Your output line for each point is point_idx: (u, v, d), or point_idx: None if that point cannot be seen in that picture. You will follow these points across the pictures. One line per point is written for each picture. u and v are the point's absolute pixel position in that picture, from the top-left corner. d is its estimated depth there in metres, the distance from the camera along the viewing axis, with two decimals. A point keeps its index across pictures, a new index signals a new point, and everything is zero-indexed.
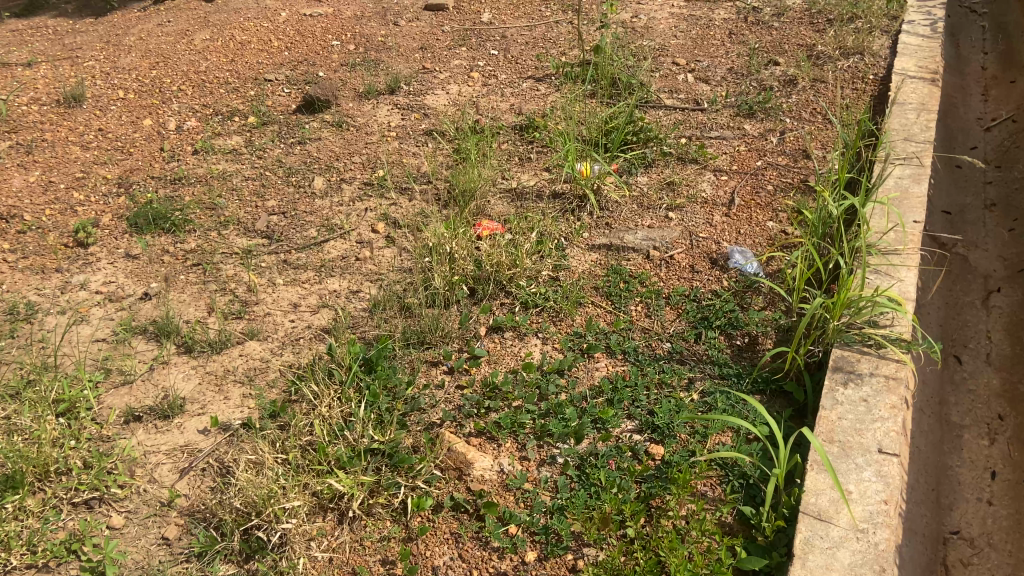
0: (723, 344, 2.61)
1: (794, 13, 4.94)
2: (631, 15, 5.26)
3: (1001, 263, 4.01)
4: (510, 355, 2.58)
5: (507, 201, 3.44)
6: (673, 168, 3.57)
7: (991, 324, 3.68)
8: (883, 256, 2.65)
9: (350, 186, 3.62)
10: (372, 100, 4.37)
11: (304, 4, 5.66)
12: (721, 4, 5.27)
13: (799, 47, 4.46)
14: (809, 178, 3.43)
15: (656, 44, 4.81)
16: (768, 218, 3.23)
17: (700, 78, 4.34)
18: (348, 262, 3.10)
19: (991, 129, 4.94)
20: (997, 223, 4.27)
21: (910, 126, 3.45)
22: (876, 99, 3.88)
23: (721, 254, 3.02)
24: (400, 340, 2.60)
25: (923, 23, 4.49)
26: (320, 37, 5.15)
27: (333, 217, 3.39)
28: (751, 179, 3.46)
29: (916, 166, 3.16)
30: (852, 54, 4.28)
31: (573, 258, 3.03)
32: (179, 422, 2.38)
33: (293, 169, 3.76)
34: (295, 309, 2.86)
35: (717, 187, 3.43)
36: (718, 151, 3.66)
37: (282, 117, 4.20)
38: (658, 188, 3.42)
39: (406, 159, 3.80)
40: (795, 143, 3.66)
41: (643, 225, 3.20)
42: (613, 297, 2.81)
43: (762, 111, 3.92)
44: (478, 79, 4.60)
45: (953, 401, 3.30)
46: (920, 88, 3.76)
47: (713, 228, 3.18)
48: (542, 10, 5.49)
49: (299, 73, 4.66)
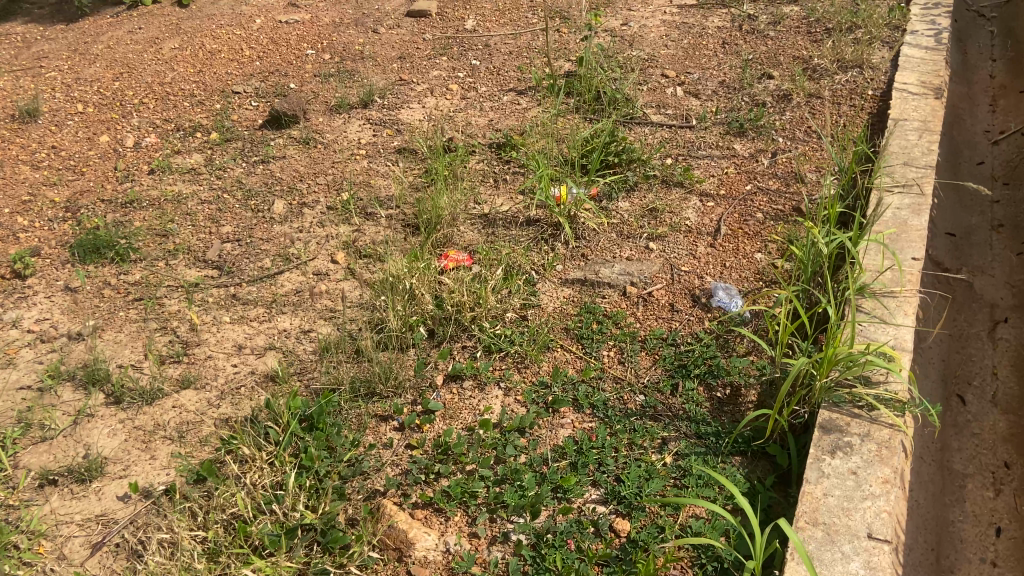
0: (703, 396, 2.37)
1: (791, 21, 4.69)
2: (621, 23, 5.03)
3: (1009, 290, 3.77)
4: (468, 410, 2.34)
5: (478, 228, 3.22)
6: (656, 192, 3.33)
7: (998, 358, 3.44)
8: (877, 300, 2.42)
9: (312, 211, 3.39)
10: (343, 114, 4.15)
11: (281, 10, 5.44)
12: (715, 12, 5.03)
13: (795, 59, 4.22)
14: (801, 204, 3.19)
15: (645, 54, 4.58)
16: (756, 249, 3.00)
17: (690, 92, 4.11)
18: (301, 296, 2.88)
19: (999, 142, 4.70)
20: (1004, 245, 4.03)
21: (910, 148, 3.21)
22: (875, 117, 3.63)
23: (704, 291, 2.78)
24: (347, 392, 2.37)
25: (926, 32, 4.22)
26: (295, 45, 4.93)
27: (291, 245, 3.17)
28: (738, 205, 3.23)
29: (915, 195, 2.92)
30: (850, 67, 4.04)
31: (543, 294, 2.80)
32: (97, 487, 2.19)
33: (252, 190, 3.53)
34: (238, 352, 2.63)
35: (702, 214, 3.19)
36: (705, 174, 3.42)
37: (246, 133, 3.97)
38: (639, 215, 3.19)
39: (374, 180, 3.58)
40: (788, 165, 3.42)
41: (621, 257, 2.97)
42: (584, 341, 2.57)
43: (753, 128, 3.68)
44: (456, 91, 4.38)
45: (955, 446, 3.07)
46: (922, 106, 3.51)
47: (696, 260, 2.95)
48: (528, 17, 5.27)
49: (269, 85, 4.44)
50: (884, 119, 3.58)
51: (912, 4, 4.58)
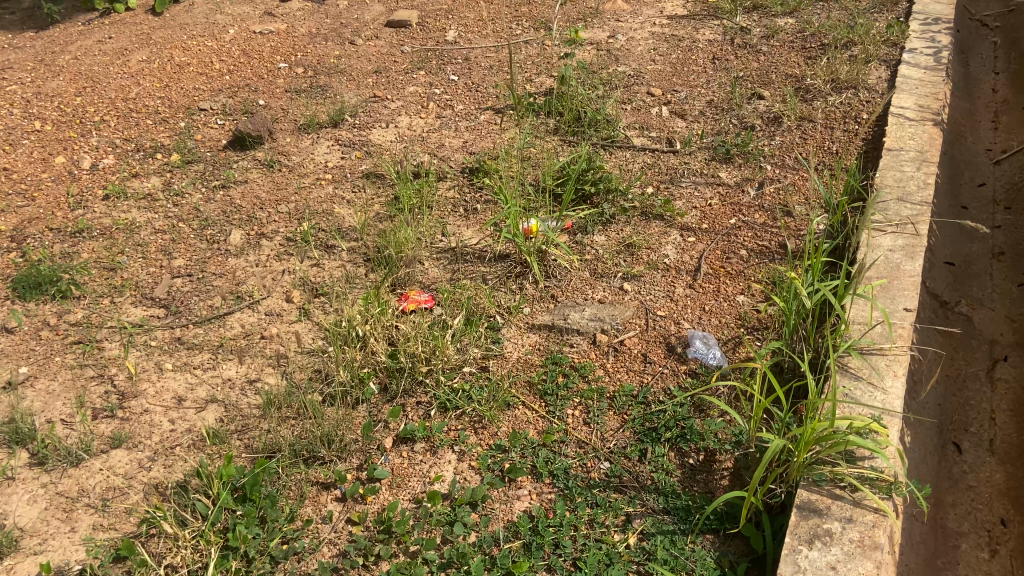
0: (674, 463, 2.18)
1: (785, 35, 4.49)
2: (608, 35, 4.84)
3: (1009, 326, 3.59)
4: (417, 478, 2.17)
5: (443, 263, 3.04)
6: (634, 226, 3.15)
7: (996, 402, 3.26)
8: (863, 360, 2.23)
9: (271, 242, 3.20)
10: (311, 134, 3.96)
11: (256, 20, 5.25)
12: (705, 24, 4.83)
13: (787, 77, 4.02)
14: (788, 241, 3.00)
15: (630, 70, 4.39)
16: (737, 291, 2.82)
17: (675, 112, 3.92)
18: (249, 340, 2.69)
19: (1001, 162, 4.50)
20: (1005, 276, 3.85)
21: (904, 181, 3.01)
22: (868, 144, 3.44)
23: (680, 340, 2.60)
24: (287, 456, 2.19)
25: (925, 51, 4.01)
26: (267, 57, 4.74)
27: (244, 281, 2.98)
28: (721, 241, 3.04)
29: (909, 236, 2.72)
30: (844, 88, 3.84)
31: (508, 341, 2.62)
32: (9, 564, 2.01)
33: (209, 218, 3.33)
34: (177, 405, 2.45)
35: (682, 250, 3.01)
36: (686, 206, 3.24)
37: (209, 154, 3.79)
38: (614, 251, 3.01)
39: (338, 208, 3.39)
40: (775, 196, 3.23)
41: (594, 299, 2.79)
42: (548, 397, 2.39)
43: (740, 155, 3.49)
44: (432, 110, 4.19)
45: (949, 501, 2.90)
46: (918, 134, 3.31)
47: (674, 303, 2.77)
48: (512, 28, 5.08)
49: (237, 102, 4.25)
50: (878, 147, 3.38)
51: (911, 19, 4.38)
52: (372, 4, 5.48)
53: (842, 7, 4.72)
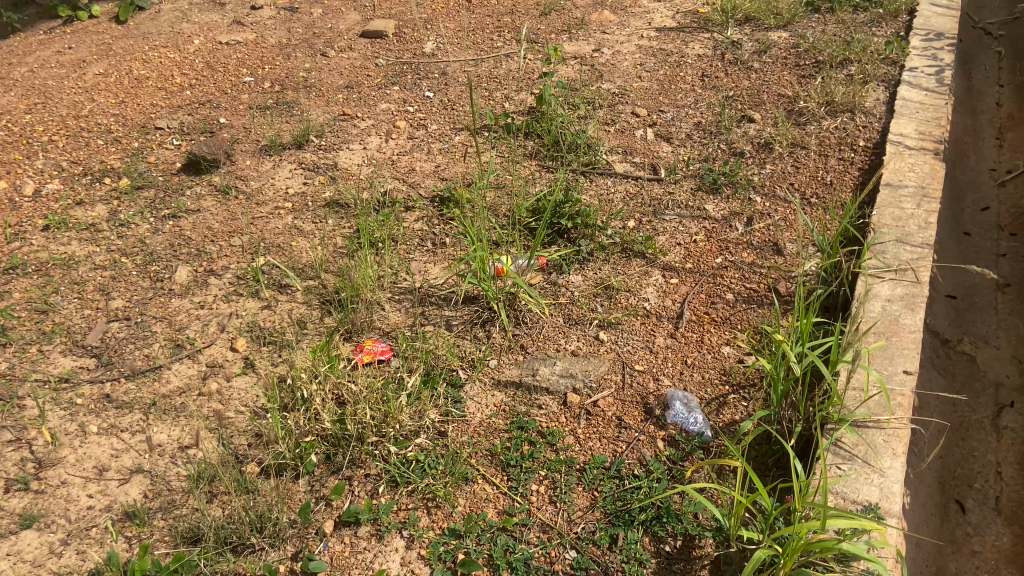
0: (648, 551, 1.94)
1: (779, 51, 4.25)
2: (593, 49, 4.60)
3: (1015, 367, 3.37)
4: (358, 570, 1.94)
5: (405, 306, 2.79)
6: (613, 265, 2.91)
7: (1002, 454, 3.04)
8: (859, 436, 2.00)
9: (219, 279, 2.95)
10: (273, 156, 3.71)
11: (224, 29, 4.99)
12: (695, 37, 4.60)
13: (780, 97, 3.78)
14: (778, 284, 2.76)
15: (615, 88, 4.15)
16: (723, 341, 2.58)
17: (661, 136, 3.69)
18: (185, 398, 2.46)
19: (1005, 184, 4.28)
20: (1010, 310, 3.63)
21: (904, 220, 2.77)
22: (865, 175, 3.20)
23: (659, 400, 2.36)
24: (212, 545, 1.96)
25: (926, 70, 3.79)
26: (232, 70, 4.49)
27: (187, 327, 2.74)
28: (706, 283, 2.80)
29: (908, 283, 2.49)
30: (840, 111, 3.59)
31: (470, 400, 2.38)
32: None
33: (154, 253, 3.08)
34: (98, 477, 2.22)
35: (664, 294, 2.77)
36: (670, 242, 3.00)
37: (161, 179, 3.53)
38: (590, 294, 2.77)
39: (295, 240, 3.13)
40: (765, 233, 3.00)
41: (566, 351, 2.55)
42: (510, 469, 2.15)
43: (728, 185, 3.25)
44: (404, 130, 3.95)
45: (952, 569, 2.66)
46: (919, 165, 3.08)
47: (653, 356, 2.53)
48: (493, 40, 4.83)
49: (196, 120, 4.00)
50: (876, 178, 3.15)
51: (911, 35, 4.15)
52: (348, 12, 5.24)
53: (839, 20, 4.48)
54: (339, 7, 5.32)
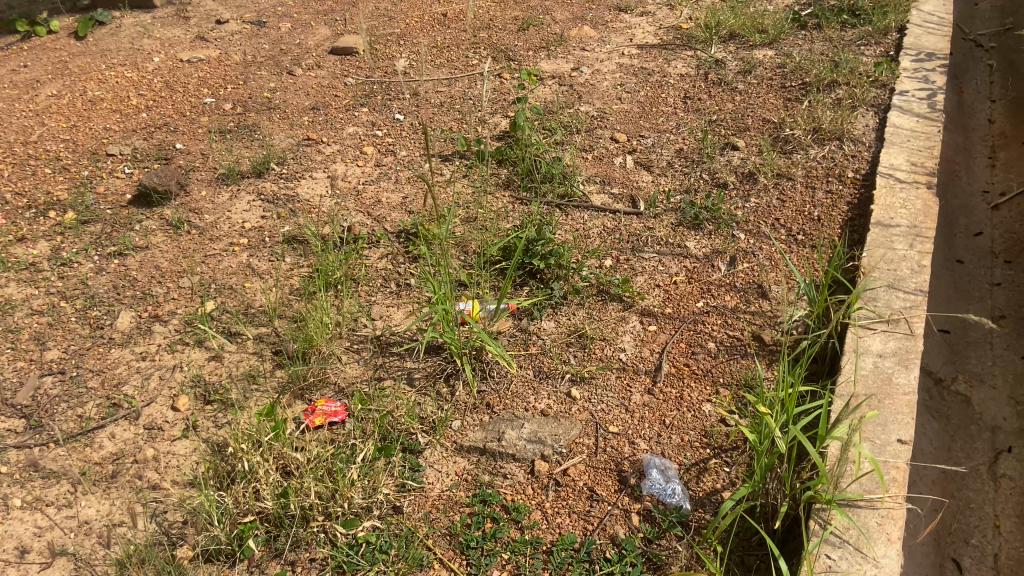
0: None
1: (764, 71, 4.08)
2: (572, 68, 4.42)
3: (1013, 408, 3.20)
4: None
5: (364, 357, 2.58)
6: (587, 310, 2.73)
7: (1000, 506, 2.87)
8: (850, 521, 1.85)
9: (164, 326, 2.75)
10: (231, 185, 3.50)
11: (185, 46, 4.76)
12: (678, 55, 4.43)
13: (765, 122, 3.61)
14: (763, 331, 2.59)
15: (594, 110, 3.97)
16: (704, 398, 2.40)
17: (641, 163, 3.52)
18: (119, 466, 2.27)
19: (999, 207, 4.13)
20: (1006, 345, 3.47)
21: (896, 262, 2.61)
22: (855, 209, 3.03)
23: (635, 467, 2.18)
24: None
25: (918, 93, 3.62)
26: (193, 90, 4.27)
27: (126, 381, 2.54)
28: (687, 331, 2.63)
29: (901, 335, 2.32)
30: (828, 138, 3.41)
31: (429, 469, 2.19)
32: None
33: (96, 295, 2.88)
34: (17, 561, 2.05)
35: (642, 343, 2.59)
36: (648, 284, 2.83)
37: (110, 212, 3.32)
38: (562, 344, 2.59)
39: (249, 281, 2.93)
40: (749, 273, 2.82)
41: (535, 410, 2.35)
42: (470, 552, 1.97)
43: (710, 220, 3.08)
44: (371, 156, 3.75)
45: None
46: (911, 200, 2.91)
47: (628, 415, 2.34)
48: (468, 57, 4.65)
49: (152, 145, 3.79)
50: (866, 213, 2.98)
51: (902, 55, 4.00)
52: (318, 27, 5.03)
53: (826, 38, 4.32)
54: (309, 21, 5.12)
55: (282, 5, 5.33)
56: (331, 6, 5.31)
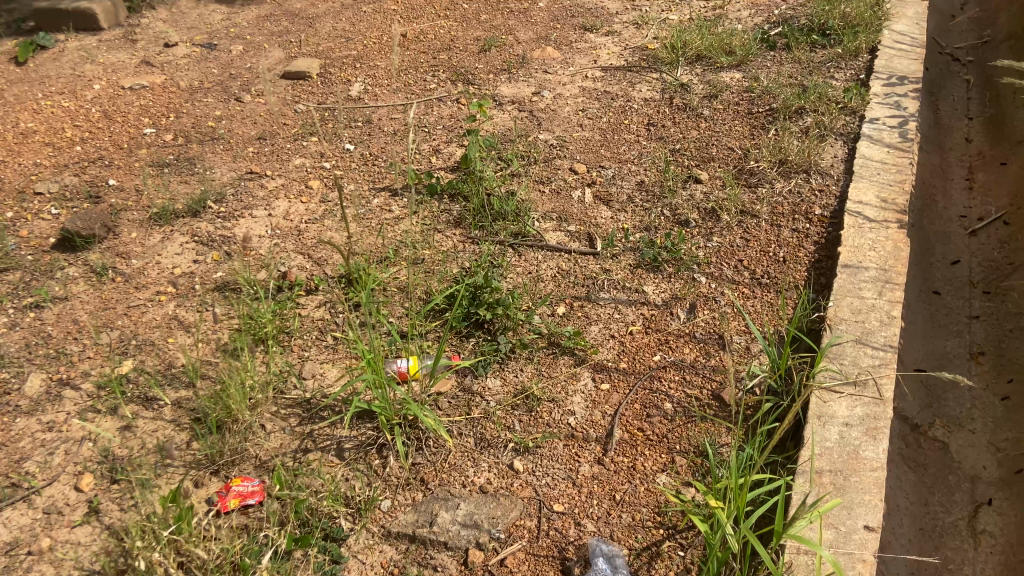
0: None
1: (731, 95, 3.91)
2: (533, 92, 4.23)
3: (994, 455, 3.04)
4: None
5: (291, 424, 2.37)
6: (536, 366, 2.53)
7: (982, 566, 2.70)
8: None
9: (77, 391, 2.54)
10: (163, 226, 3.28)
11: (129, 72, 4.54)
12: (643, 78, 4.25)
13: (730, 152, 3.44)
14: (723, 390, 2.40)
15: (553, 138, 3.78)
16: (658, 467, 2.20)
17: (600, 198, 3.33)
18: (12, 559, 2.07)
19: (978, 233, 3.97)
20: (986, 385, 3.31)
21: (864, 312, 2.44)
22: (823, 249, 2.86)
23: (580, 554, 1.99)
24: None
25: (888, 121, 3.47)
26: (132, 120, 4.05)
27: (29, 457, 2.33)
28: (641, 389, 2.43)
29: (869, 401, 2.15)
30: (795, 171, 3.24)
31: (352, 559, 1.99)
32: None
33: (5, 355, 2.65)
34: None
35: (593, 404, 2.39)
36: (603, 336, 2.63)
37: (30, 258, 3.10)
38: (507, 406, 2.39)
39: (173, 337, 2.72)
40: (709, 323, 2.64)
41: (473, 487, 2.16)
42: None
43: (671, 262, 2.89)
44: (317, 190, 3.51)
45: None
46: (880, 242, 2.75)
47: (575, 491, 2.14)
48: (426, 80, 4.45)
49: (83, 182, 3.57)
50: (834, 254, 2.81)
51: (873, 79, 3.85)
52: (271, 49, 4.81)
53: (796, 59, 4.16)
54: (262, 43, 4.90)
55: (235, 26, 5.11)
56: (286, 26, 5.10)
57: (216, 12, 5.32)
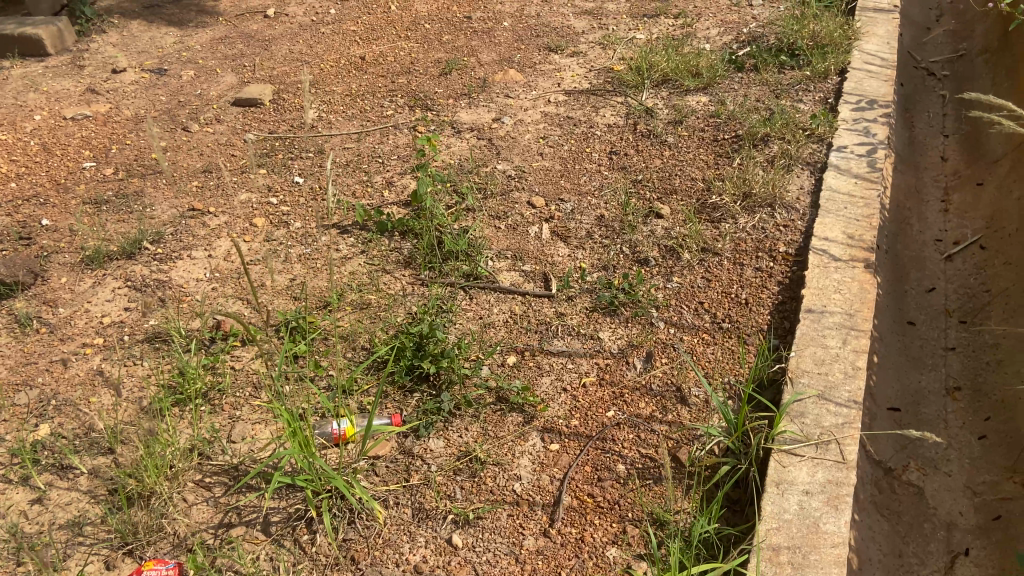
0: None
1: (697, 121, 3.77)
2: (493, 118, 4.07)
3: (971, 499, 2.90)
4: None
5: (216, 495, 2.20)
6: (482, 425, 2.35)
7: None
8: None
9: None
10: (95, 270, 3.09)
11: (73, 101, 4.35)
12: (607, 102, 4.10)
13: (693, 184, 3.30)
14: (680, 449, 2.24)
15: (512, 168, 3.62)
16: (608, 539, 2.05)
17: (558, 234, 3.18)
18: None
19: (954, 257, 3.85)
20: (963, 423, 3.17)
21: (827, 363, 2.33)
22: (787, 290, 2.73)
23: None
24: None
25: (856, 149, 3.36)
26: (72, 153, 3.87)
27: None
28: (593, 450, 2.27)
29: (832, 466, 2.05)
30: (759, 205, 3.11)
31: None
32: None
33: None
34: None
35: (541, 467, 2.23)
36: (554, 389, 2.47)
37: None
38: (450, 471, 2.22)
39: (96, 395, 2.54)
40: (667, 373, 2.49)
41: (407, 566, 2.00)
42: None
43: (628, 305, 2.74)
44: (261, 229, 3.33)
45: None
46: (845, 285, 2.63)
47: (518, 569, 1.99)
48: (383, 106, 4.28)
49: (14, 222, 3.38)
50: (797, 296, 2.68)
51: (841, 103, 3.73)
52: (223, 74, 4.63)
53: (763, 82, 4.04)
54: (214, 67, 4.72)
55: (187, 50, 4.93)
56: (241, 50, 4.92)
57: (168, 34, 5.15)
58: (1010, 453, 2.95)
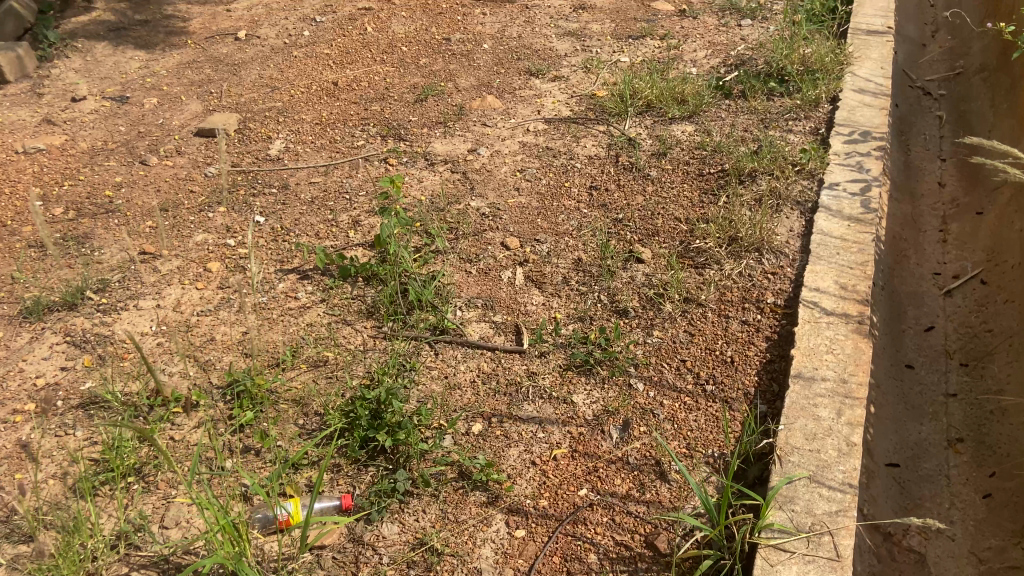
0: None
1: (681, 153, 3.57)
2: (468, 149, 3.86)
3: (976, 566, 2.69)
4: None
5: None
6: (441, 507, 2.14)
7: None
8: None
9: None
10: (33, 323, 2.87)
11: (28, 133, 4.14)
12: (589, 131, 3.89)
13: (676, 225, 3.10)
14: (657, 537, 2.03)
15: (486, 206, 3.41)
16: None
17: (532, 279, 2.97)
18: None
19: (952, 293, 3.64)
20: (965, 479, 2.97)
21: (819, 440, 2.16)
22: (776, 348, 2.53)
23: None
24: None
25: (849, 187, 3.16)
26: (21, 191, 3.65)
27: None
28: (562, 537, 2.06)
29: (824, 564, 1.88)
30: (746, 250, 2.91)
31: None
32: None
33: None
34: None
35: (503, 558, 2.02)
36: (522, 462, 2.26)
37: None
38: (402, 564, 2.00)
39: (21, 472, 2.32)
40: (645, 445, 2.28)
41: None
42: None
43: (605, 363, 2.53)
44: (216, 274, 3.12)
45: None
46: (837, 345, 2.44)
47: None
48: (354, 136, 4.07)
49: None
50: (786, 355, 2.48)
51: (832, 136, 3.54)
52: (188, 102, 4.42)
53: (751, 109, 3.84)
54: (179, 94, 4.50)
55: (152, 75, 4.73)
56: (209, 75, 4.71)
57: (134, 59, 4.94)
58: (1016, 515, 2.74)
